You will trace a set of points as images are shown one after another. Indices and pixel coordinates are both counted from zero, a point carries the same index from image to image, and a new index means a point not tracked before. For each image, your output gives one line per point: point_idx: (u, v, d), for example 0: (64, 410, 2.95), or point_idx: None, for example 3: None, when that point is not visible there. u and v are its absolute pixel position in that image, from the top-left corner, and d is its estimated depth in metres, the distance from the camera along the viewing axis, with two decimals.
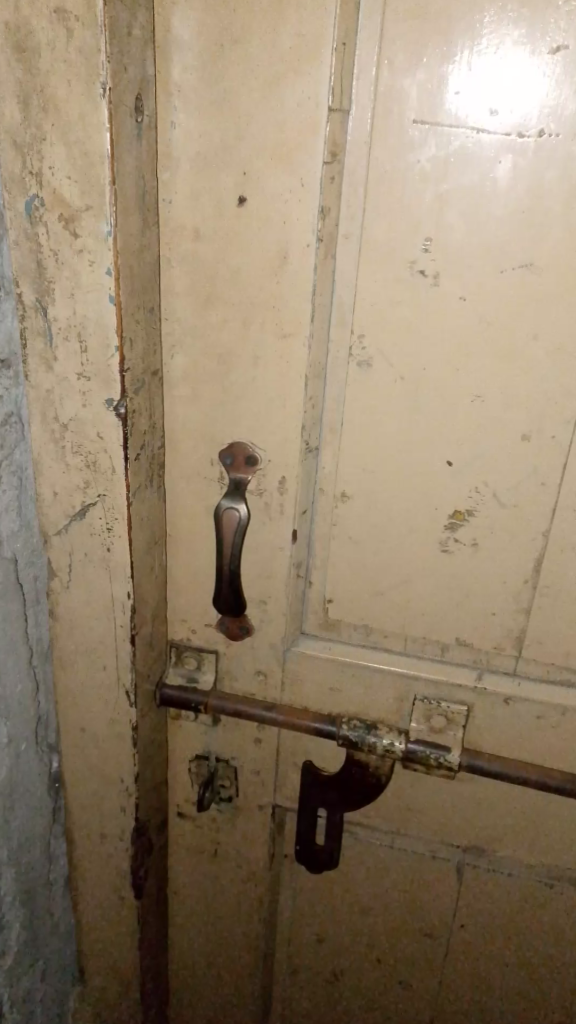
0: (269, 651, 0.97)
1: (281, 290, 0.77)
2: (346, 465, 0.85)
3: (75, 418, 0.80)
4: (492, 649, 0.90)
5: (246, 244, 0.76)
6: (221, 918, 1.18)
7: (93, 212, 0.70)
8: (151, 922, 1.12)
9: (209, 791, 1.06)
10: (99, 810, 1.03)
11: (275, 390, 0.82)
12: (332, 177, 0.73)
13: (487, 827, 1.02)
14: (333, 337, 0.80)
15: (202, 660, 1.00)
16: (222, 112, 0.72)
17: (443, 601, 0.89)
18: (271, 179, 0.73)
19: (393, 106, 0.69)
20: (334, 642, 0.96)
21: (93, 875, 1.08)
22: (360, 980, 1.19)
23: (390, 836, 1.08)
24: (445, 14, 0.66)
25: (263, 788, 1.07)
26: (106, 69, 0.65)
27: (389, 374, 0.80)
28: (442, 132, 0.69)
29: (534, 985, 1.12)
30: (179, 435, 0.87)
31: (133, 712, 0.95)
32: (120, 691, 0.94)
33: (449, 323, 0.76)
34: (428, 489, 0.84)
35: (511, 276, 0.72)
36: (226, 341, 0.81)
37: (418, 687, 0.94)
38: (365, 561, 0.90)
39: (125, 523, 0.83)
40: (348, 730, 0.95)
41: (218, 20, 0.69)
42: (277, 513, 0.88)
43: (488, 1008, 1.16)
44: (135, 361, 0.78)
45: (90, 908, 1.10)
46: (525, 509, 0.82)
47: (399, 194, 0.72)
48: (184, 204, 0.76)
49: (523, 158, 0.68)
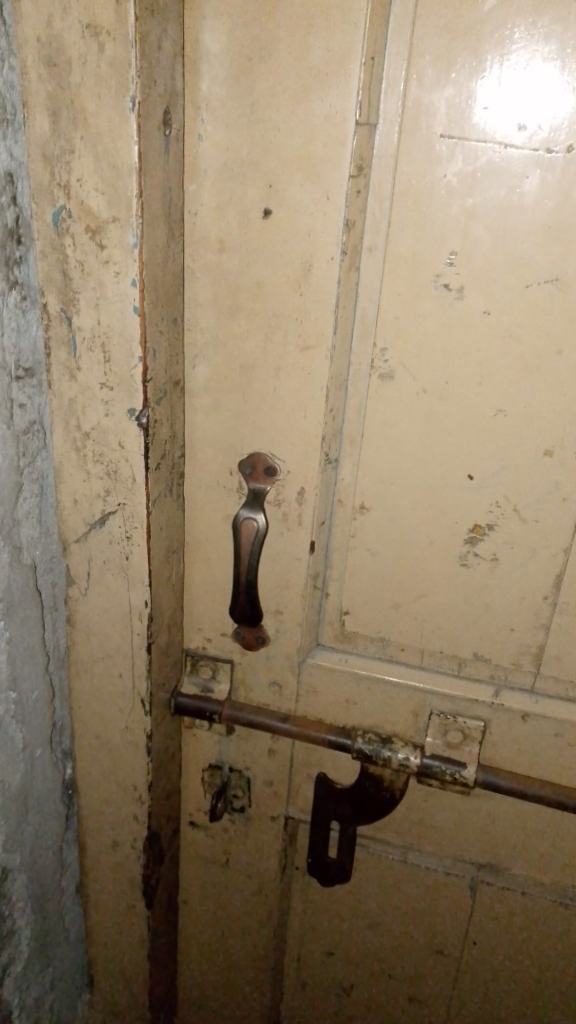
0: (285, 662, 0.97)
1: (305, 302, 0.77)
2: (365, 478, 0.85)
3: (97, 427, 0.80)
4: (510, 665, 0.90)
5: (270, 256, 0.76)
6: (232, 929, 1.18)
7: (119, 223, 0.70)
8: (161, 931, 1.12)
9: (222, 801, 1.06)
10: (111, 817, 1.03)
11: (297, 401, 0.82)
12: (358, 190, 0.72)
13: (501, 843, 1.01)
14: (355, 350, 0.80)
15: (218, 669, 1.00)
16: (249, 125, 0.72)
17: (462, 616, 0.89)
18: (297, 192, 0.73)
19: (421, 120, 0.69)
20: (350, 654, 0.95)
21: (104, 882, 1.07)
22: (369, 994, 1.18)
23: (403, 850, 1.07)
24: (476, 29, 0.66)
25: (276, 799, 1.07)
26: (135, 82, 0.65)
27: (411, 388, 0.79)
28: (470, 146, 0.69)
29: (547, 1005, 1.10)
30: (199, 445, 0.87)
31: (148, 721, 0.95)
32: (136, 699, 0.94)
33: (473, 337, 0.75)
34: (448, 503, 0.83)
35: (537, 290, 0.72)
36: (248, 351, 0.81)
37: (435, 702, 0.93)
38: (383, 574, 0.89)
39: (144, 532, 0.84)
40: (363, 743, 0.94)
41: (248, 34, 0.70)
42: (296, 524, 0.88)
43: None
44: (157, 371, 0.78)
45: (100, 916, 1.10)
46: (546, 525, 0.81)
47: (425, 208, 0.72)
48: (209, 216, 0.76)
49: (551, 174, 0.68)
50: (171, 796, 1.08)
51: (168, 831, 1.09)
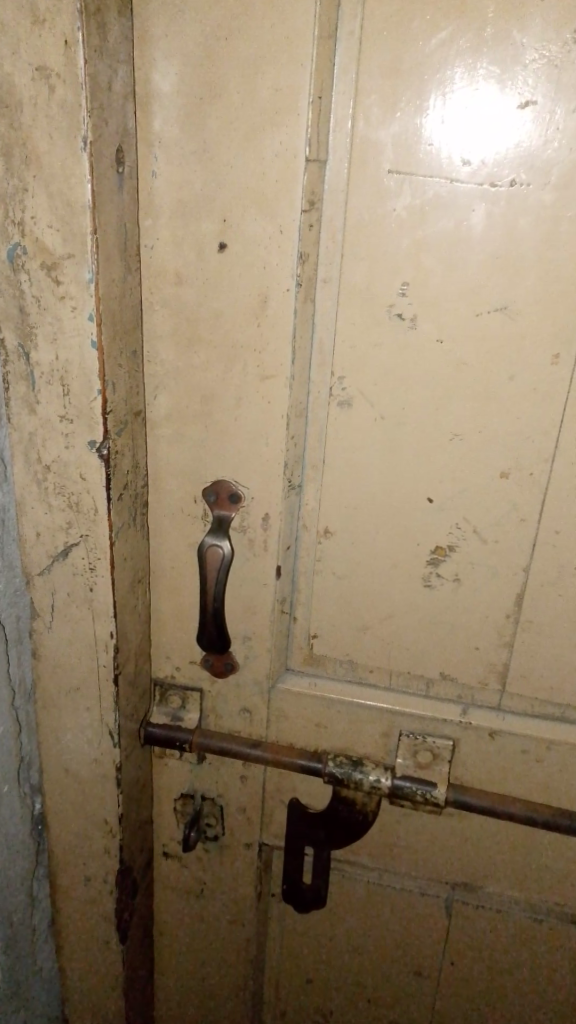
0: (254, 687, 0.97)
1: (263, 333, 0.78)
2: (328, 503, 0.86)
3: (58, 459, 0.80)
4: (477, 684, 0.91)
5: (227, 288, 0.77)
6: (209, 960, 1.16)
7: (74, 259, 0.71)
8: (137, 967, 1.11)
9: (195, 831, 1.05)
10: (82, 852, 1.01)
11: (258, 429, 0.83)
12: (310, 224, 0.74)
13: (475, 862, 1.02)
14: (313, 378, 0.81)
15: (187, 697, 0.99)
16: (202, 161, 0.74)
17: (428, 637, 0.90)
18: (250, 226, 0.75)
19: (369, 156, 0.71)
20: (319, 678, 0.96)
21: (77, 919, 1.06)
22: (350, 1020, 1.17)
23: (378, 873, 1.07)
24: (419, 69, 0.68)
25: (250, 827, 1.06)
26: (87, 122, 0.67)
27: (370, 414, 0.81)
28: (418, 180, 0.71)
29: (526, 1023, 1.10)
30: (162, 474, 0.88)
31: (117, 753, 0.94)
32: (104, 731, 0.93)
33: (427, 364, 0.77)
34: (410, 526, 0.85)
35: (488, 317, 0.74)
36: (209, 381, 0.82)
37: (404, 723, 0.94)
38: (349, 597, 0.90)
39: (108, 563, 0.84)
40: (334, 766, 0.94)
41: (198, 74, 0.71)
42: (261, 550, 0.88)
43: None
44: (117, 403, 0.79)
45: (74, 953, 1.08)
46: (506, 545, 0.83)
47: (377, 241, 0.74)
48: (166, 249, 0.78)
49: (496, 207, 0.70)
50: (143, 828, 1.07)
51: (141, 864, 1.08)
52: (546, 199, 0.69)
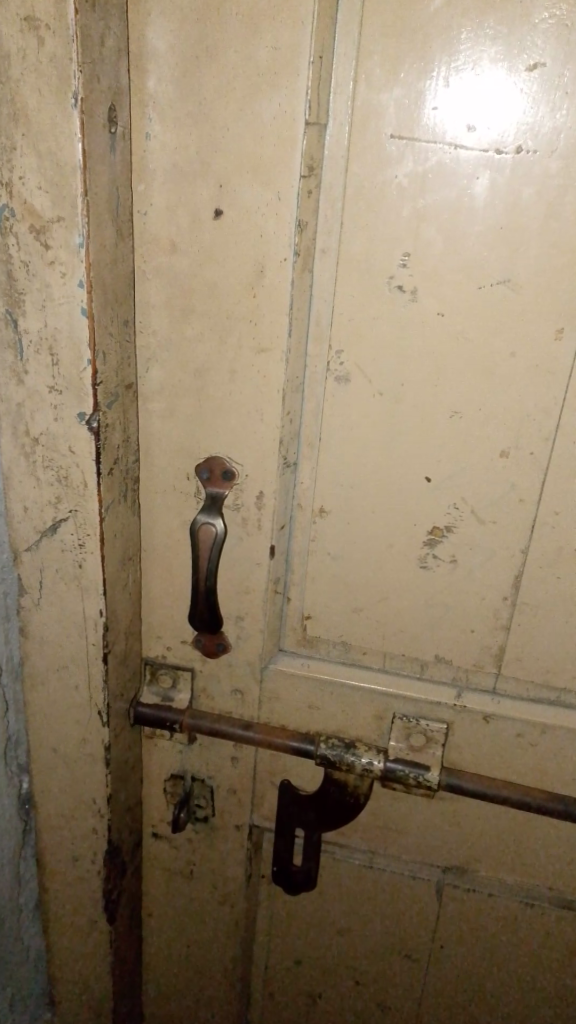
0: (246, 668, 0.95)
1: (258, 304, 0.76)
2: (324, 481, 0.85)
3: (46, 432, 0.78)
4: (471, 667, 0.90)
5: (222, 257, 0.75)
6: (198, 941, 1.16)
7: (64, 224, 0.69)
8: (124, 947, 1.10)
9: (184, 812, 1.04)
10: (71, 832, 1.00)
11: (252, 404, 0.81)
12: (309, 191, 0.72)
13: (466, 845, 1.01)
14: (310, 352, 0.79)
15: (178, 678, 0.98)
16: (198, 124, 0.71)
17: (423, 618, 0.89)
18: (247, 192, 0.72)
19: (370, 121, 0.69)
20: (312, 659, 0.94)
21: (64, 899, 1.05)
22: (338, 1001, 1.17)
23: (369, 855, 1.06)
24: (424, 31, 0.66)
25: (241, 808, 1.06)
26: (77, 78, 0.64)
27: (368, 390, 0.79)
28: (420, 148, 0.69)
29: (515, 1006, 1.10)
30: (154, 449, 0.86)
31: (106, 733, 0.93)
32: (93, 710, 0.92)
33: (427, 339, 0.75)
34: (407, 505, 0.83)
35: (490, 291, 0.72)
36: (203, 354, 0.80)
37: (397, 705, 0.93)
38: (344, 577, 0.89)
39: (98, 539, 0.82)
40: (326, 748, 0.93)
41: (194, 32, 0.69)
42: (255, 529, 0.86)
43: None
44: (108, 375, 0.77)
45: (61, 933, 1.07)
46: (504, 525, 0.81)
47: (376, 210, 0.72)
48: (160, 216, 0.75)
49: (500, 175, 0.68)
50: (132, 809, 1.06)
51: (130, 845, 1.07)
52: (553, 168, 0.67)
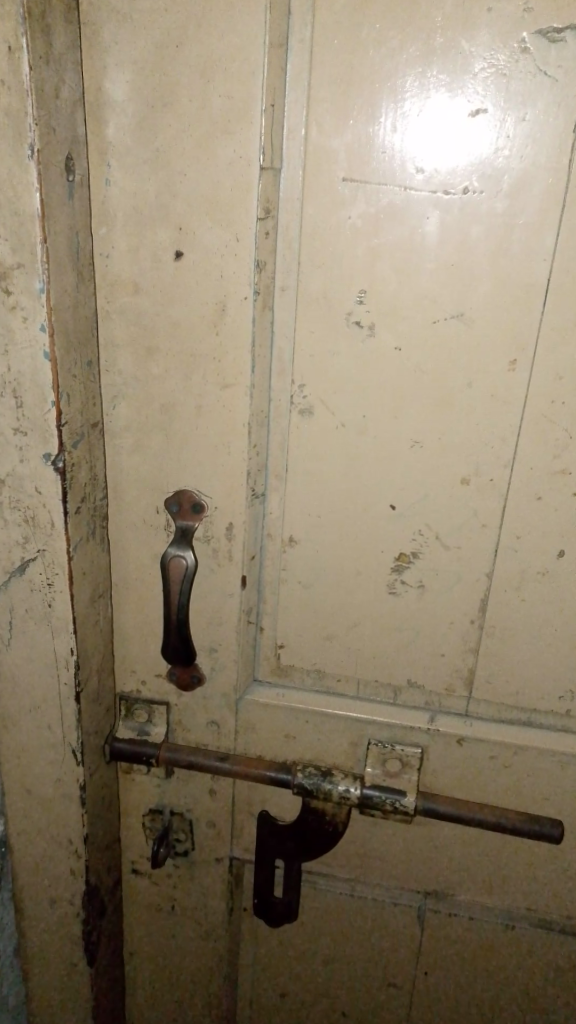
0: (221, 700, 0.96)
1: (221, 342, 0.78)
2: (292, 512, 0.86)
3: (12, 473, 0.79)
4: (443, 690, 0.91)
5: (184, 297, 0.77)
6: (181, 977, 1.15)
7: (25, 269, 0.70)
8: (105, 987, 1.09)
9: (164, 847, 1.04)
10: (48, 873, 1.00)
11: (219, 438, 0.82)
12: (267, 232, 0.74)
13: (446, 869, 1.02)
14: (274, 387, 0.81)
15: (153, 711, 0.98)
16: (156, 169, 0.73)
17: (394, 643, 0.90)
18: (206, 234, 0.74)
19: (322, 165, 0.71)
20: (286, 688, 0.95)
21: (43, 942, 1.04)
22: None
23: (350, 883, 1.06)
24: (370, 80, 0.69)
25: (220, 841, 1.05)
26: (33, 130, 0.66)
27: (331, 422, 0.81)
28: (371, 189, 0.71)
29: None
30: (123, 485, 0.87)
31: (81, 771, 0.93)
32: (67, 749, 0.92)
33: (386, 371, 0.77)
34: (373, 533, 0.85)
35: (444, 325, 0.74)
36: (168, 390, 0.81)
37: (373, 731, 0.94)
38: (315, 605, 0.90)
39: (67, 577, 0.83)
40: (303, 777, 0.94)
41: (150, 83, 0.71)
42: (226, 560, 0.87)
43: None
44: (72, 415, 0.78)
45: (40, 977, 1.06)
46: (468, 550, 0.83)
47: (332, 249, 0.74)
48: (122, 258, 0.77)
49: (449, 215, 0.71)
50: (111, 846, 1.05)
51: (109, 882, 1.06)
52: (498, 207, 0.70)
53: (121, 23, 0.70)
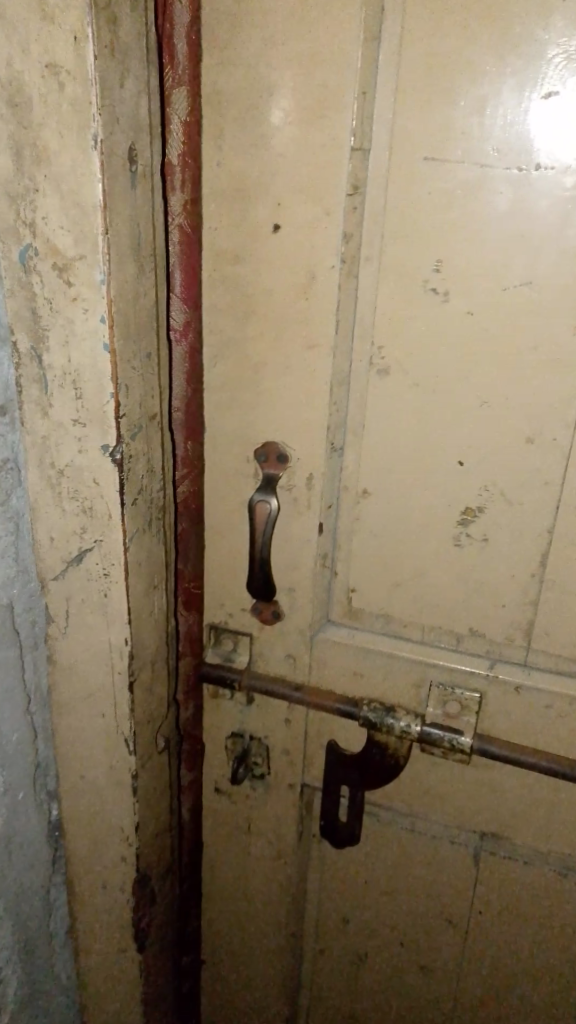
0: (297, 636, 1.06)
1: (309, 307, 0.87)
2: (367, 466, 0.94)
3: (72, 463, 0.88)
4: (503, 640, 0.97)
5: (279, 266, 0.87)
6: (254, 890, 1.28)
7: (86, 260, 0.78)
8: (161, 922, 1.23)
9: (242, 767, 1.16)
10: (101, 832, 1.10)
11: (304, 395, 0.92)
12: (354, 207, 0.83)
13: (502, 814, 1.08)
14: (355, 349, 0.89)
15: (238, 642, 1.09)
16: (259, 151, 0.83)
17: (458, 592, 0.97)
18: (300, 210, 0.84)
19: (406, 145, 0.79)
20: (357, 629, 1.04)
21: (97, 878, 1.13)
22: (384, 960, 1.27)
23: (411, 819, 1.15)
24: (448, 63, 0.75)
25: (292, 768, 1.16)
26: (97, 121, 0.73)
27: (405, 383, 0.88)
28: (449, 167, 0.78)
29: (551, 981, 1.16)
30: (219, 435, 0.98)
31: (133, 760, 1.03)
32: (120, 737, 1.02)
33: (457, 336, 0.84)
34: (442, 488, 0.92)
35: (514, 293, 0.80)
36: (262, 350, 0.91)
37: (435, 674, 1.01)
38: (386, 553, 0.98)
39: (122, 568, 0.92)
40: (368, 711, 1.03)
41: (255, 75, 0.81)
42: (306, 507, 0.97)
43: (504, 999, 1.20)
44: (130, 408, 0.86)
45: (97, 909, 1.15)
46: (530, 508, 0.89)
47: (412, 221, 0.81)
48: (226, 232, 0.88)
49: (522, 190, 0.77)
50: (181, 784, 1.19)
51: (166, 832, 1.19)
52: (568, 182, 0.75)
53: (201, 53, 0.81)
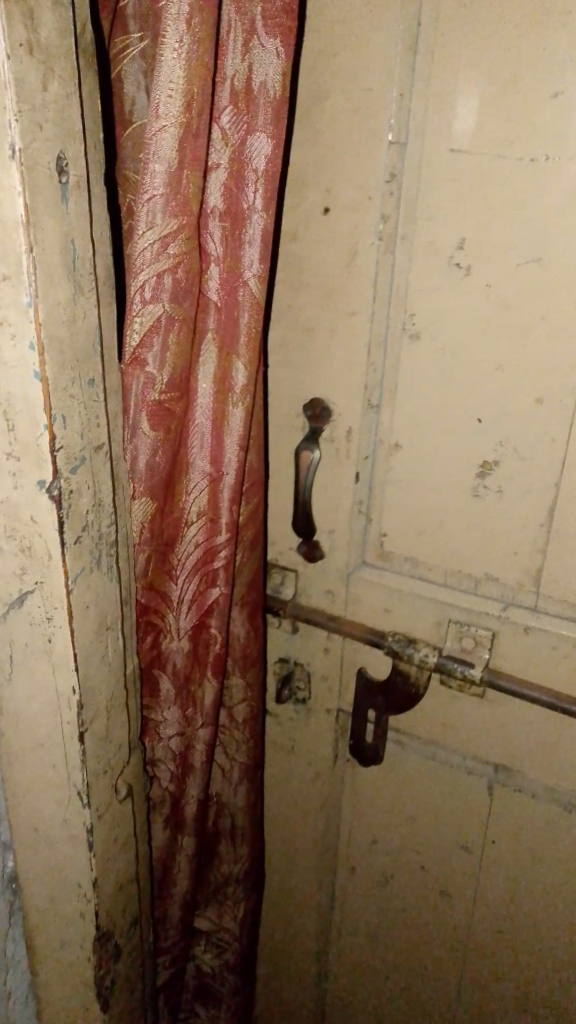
0: (335, 573, 1.19)
1: (352, 278, 1.01)
2: (400, 422, 1.07)
3: (8, 501, 0.84)
4: (515, 585, 1.08)
5: (327, 244, 1.01)
6: (294, 805, 1.43)
7: (10, 280, 0.74)
8: (179, 920, 1.25)
9: (285, 688, 1.32)
10: (54, 878, 1.07)
11: (346, 355, 1.05)
12: (391, 192, 0.96)
13: (513, 749, 1.19)
14: (392, 316, 1.02)
15: (285, 576, 1.24)
16: (313, 145, 0.98)
17: (476, 539, 1.08)
18: (346, 195, 0.97)
19: (436, 139, 0.91)
20: (387, 571, 1.17)
21: (42, 896, 1.08)
22: (408, 885, 1.39)
23: (433, 749, 1.27)
24: (468, 71, 0.87)
25: (330, 694, 1.30)
26: (14, 129, 0.69)
27: (433, 347, 1.01)
28: (472, 159, 0.90)
29: (556, 912, 1.25)
30: (273, 390, 1.13)
31: (87, 812, 0.99)
32: (72, 788, 0.99)
33: (477, 307, 0.96)
34: (463, 442, 1.04)
35: (527, 268, 0.91)
36: (311, 316, 1.06)
37: (453, 611, 1.12)
38: (414, 501, 1.11)
39: (65, 611, 0.88)
40: (392, 640, 1.16)
41: (312, 79, 0.95)
42: (345, 457, 1.11)
43: (514, 929, 1.30)
44: (68, 439, 0.82)
45: (49, 926, 1.10)
46: (540, 463, 1.00)
47: (439, 206, 0.94)
48: (285, 213, 1.03)
49: (534, 179, 0.87)
50: (224, 787, 1.24)
51: (181, 838, 1.19)
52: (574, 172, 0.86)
53: (289, 93, 0.86)
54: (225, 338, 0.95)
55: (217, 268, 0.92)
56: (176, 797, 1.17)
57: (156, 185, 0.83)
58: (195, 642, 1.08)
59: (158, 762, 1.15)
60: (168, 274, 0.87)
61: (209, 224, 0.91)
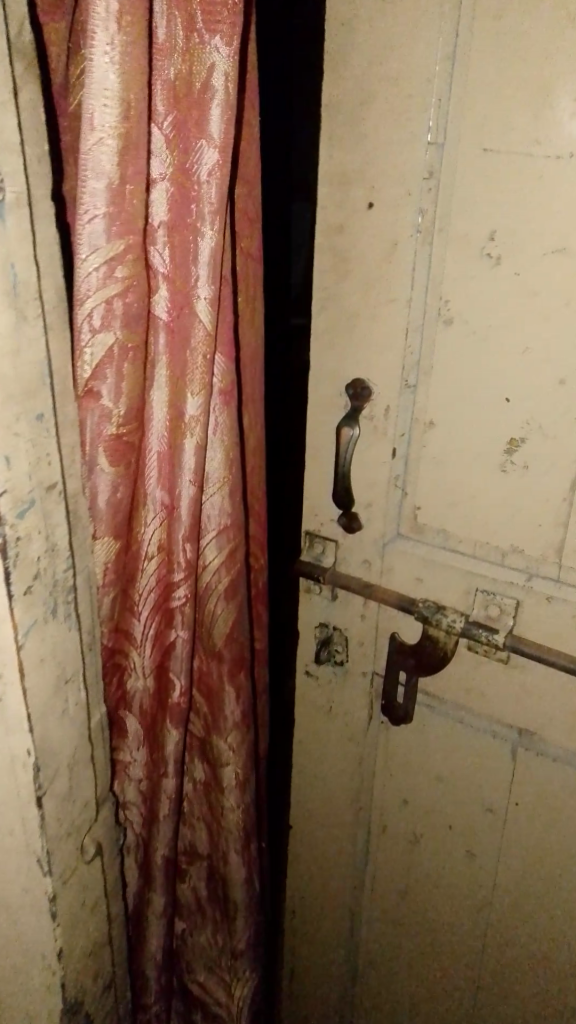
0: (372, 544, 1.28)
1: (392, 268, 1.10)
2: (435, 402, 1.15)
3: None
4: (538, 557, 1.15)
5: (370, 235, 1.10)
6: (331, 764, 1.53)
7: None
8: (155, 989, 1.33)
9: (324, 649, 1.42)
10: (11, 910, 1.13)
11: (386, 338, 1.14)
12: (429, 188, 1.04)
13: (536, 713, 1.26)
14: (429, 302, 1.10)
15: (326, 545, 1.34)
16: (360, 145, 1.07)
17: (503, 513, 1.16)
18: (389, 192, 1.07)
19: (469, 140, 1.00)
20: (420, 543, 1.25)
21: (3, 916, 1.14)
22: (435, 845, 1.46)
23: (461, 713, 1.35)
24: (499, 78, 0.96)
25: (366, 658, 1.39)
26: None
27: (465, 331, 1.09)
28: (503, 158, 0.98)
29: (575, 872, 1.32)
30: (319, 371, 1.23)
31: (49, 882, 1.08)
32: (32, 856, 1.07)
33: (505, 295, 1.04)
34: (492, 421, 1.11)
35: (552, 258, 0.99)
36: (355, 303, 1.15)
37: (480, 581, 1.20)
38: (445, 476, 1.19)
39: (17, 663, 0.96)
40: (422, 606, 1.26)
41: (361, 87, 1.05)
42: (382, 433, 1.20)
43: (535, 888, 1.37)
44: (14, 483, 0.90)
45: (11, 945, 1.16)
46: (564, 441, 1.07)
47: (472, 201, 1.02)
48: (333, 208, 1.12)
49: (559, 175, 0.95)
50: (212, 851, 1.32)
51: (152, 900, 1.27)
52: None
53: (232, 93, 0.89)
54: (175, 367, 1.00)
55: (165, 289, 0.97)
56: (146, 845, 1.25)
57: (97, 203, 0.88)
58: (159, 679, 1.16)
59: (130, 803, 1.26)
60: (117, 301, 0.94)
61: (155, 240, 0.95)
